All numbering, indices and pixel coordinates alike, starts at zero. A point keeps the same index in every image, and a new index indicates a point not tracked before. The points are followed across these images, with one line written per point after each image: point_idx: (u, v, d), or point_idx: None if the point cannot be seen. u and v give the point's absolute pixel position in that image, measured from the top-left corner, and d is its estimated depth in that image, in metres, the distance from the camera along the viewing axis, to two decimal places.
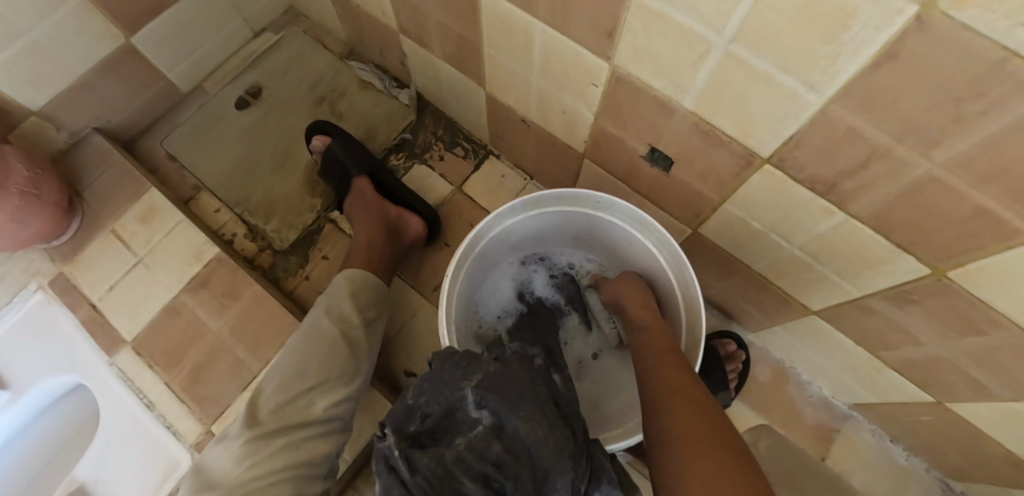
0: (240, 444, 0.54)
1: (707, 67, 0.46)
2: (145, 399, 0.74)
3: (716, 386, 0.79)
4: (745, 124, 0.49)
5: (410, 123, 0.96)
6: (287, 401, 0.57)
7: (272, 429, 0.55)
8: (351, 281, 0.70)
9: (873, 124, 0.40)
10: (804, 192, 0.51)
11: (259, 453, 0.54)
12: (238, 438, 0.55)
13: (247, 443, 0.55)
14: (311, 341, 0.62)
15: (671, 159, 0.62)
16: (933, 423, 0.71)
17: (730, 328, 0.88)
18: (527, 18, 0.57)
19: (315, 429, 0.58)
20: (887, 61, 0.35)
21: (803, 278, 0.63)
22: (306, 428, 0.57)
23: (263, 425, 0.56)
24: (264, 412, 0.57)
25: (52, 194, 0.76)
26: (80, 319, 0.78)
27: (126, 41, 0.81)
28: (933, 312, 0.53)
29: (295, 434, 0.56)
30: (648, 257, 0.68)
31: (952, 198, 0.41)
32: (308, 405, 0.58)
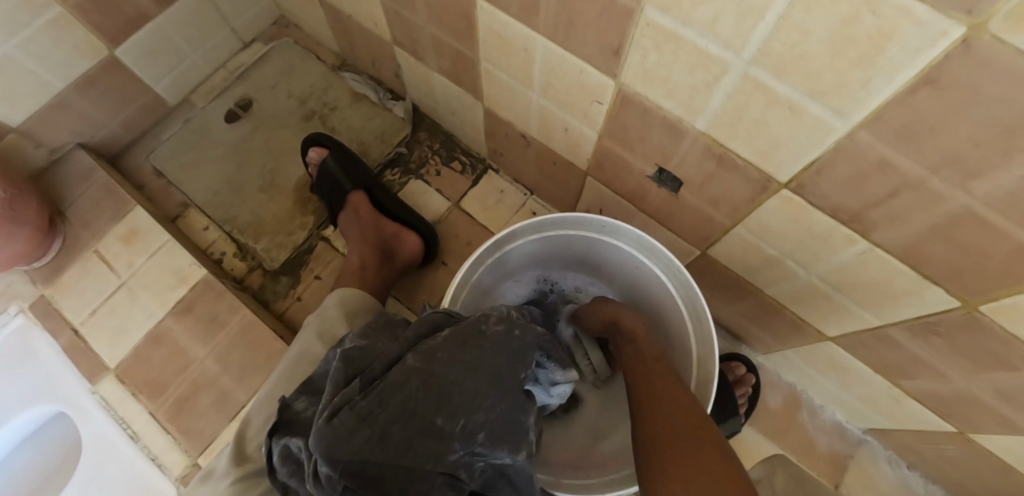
0: (229, 483, 0.47)
1: (722, 88, 0.43)
2: (129, 429, 0.70)
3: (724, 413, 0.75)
4: (762, 148, 0.45)
5: (405, 137, 0.92)
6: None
7: (261, 466, 0.48)
8: (344, 302, 0.65)
9: (905, 153, 0.36)
10: (825, 220, 0.47)
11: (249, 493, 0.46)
12: (225, 478, 0.48)
13: (237, 482, 0.47)
14: (304, 369, 0.56)
15: (680, 180, 0.58)
16: (956, 454, 0.67)
17: (740, 349, 0.84)
18: (527, 32, 0.53)
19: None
20: (925, 86, 0.31)
21: (820, 306, 0.59)
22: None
23: (255, 461, 0.49)
24: (253, 448, 0.50)
25: (31, 214, 0.72)
26: (61, 344, 0.75)
27: (108, 54, 0.79)
28: (962, 346, 0.49)
29: None
30: (655, 284, 0.65)
31: (991, 234, 0.37)
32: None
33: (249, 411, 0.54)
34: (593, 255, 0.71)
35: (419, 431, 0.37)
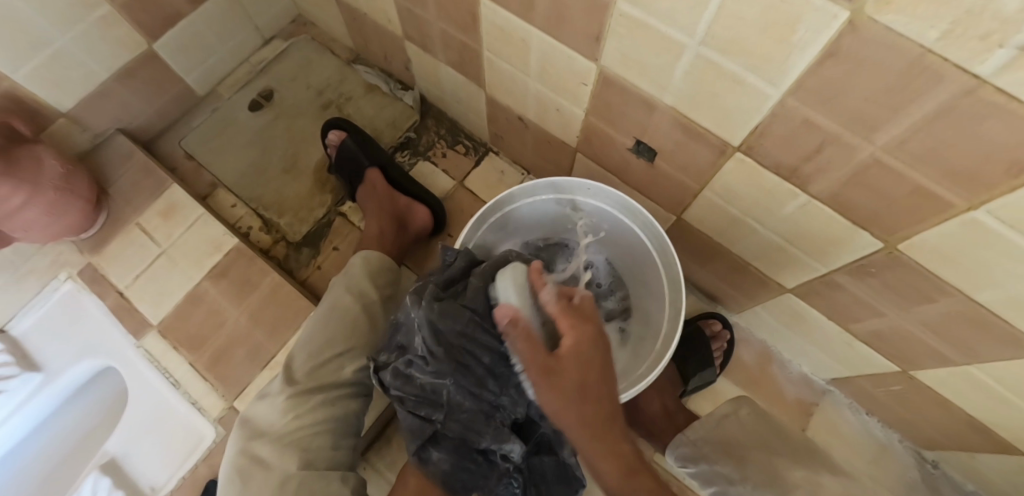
0: (283, 399, 0.59)
1: (683, 67, 0.52)
2: (171, 378, 0.79)
3: (701, 363, 0.86)
4: (718, 118, 0.55)
5: (413, 123, 1.02)
6: (320, 365, 0.62)
7: (308, 388, 0.60)
8: (367, 262, 0.74)
9: (824, 113, 0.46)
10: (771, 177, 0.57)
11: (300, 407, 0.59)
12: (279, 395, 0.60)
13: (289, 398, 0.59)
14: (336, 314, 0.67)
15: (655, 151, 0.68)
16: (901, 393, 0.76)
17: (716, 309, 0.94)
18: (523, 25, 0.63)
19: (345, 390, 0.63)
20: (829, 59, 0.41)
21: (777, 258, 0.69)
22: (338, 389, 0.62)
23: (301, 384, 0.61)
24: (300, 374, 0.61)
25: (82, 189, 0.81)
26: (108, 305, 0.84)
27: (148, 48, 0.87)
28: (890, 284, 0.59)
29: (330, 392, 0.61)
30: (635, 242, 0.74)
31: (894, 178, 0.47)
32: (338, 369, 0.63)
33: (292, 346, 0.65)
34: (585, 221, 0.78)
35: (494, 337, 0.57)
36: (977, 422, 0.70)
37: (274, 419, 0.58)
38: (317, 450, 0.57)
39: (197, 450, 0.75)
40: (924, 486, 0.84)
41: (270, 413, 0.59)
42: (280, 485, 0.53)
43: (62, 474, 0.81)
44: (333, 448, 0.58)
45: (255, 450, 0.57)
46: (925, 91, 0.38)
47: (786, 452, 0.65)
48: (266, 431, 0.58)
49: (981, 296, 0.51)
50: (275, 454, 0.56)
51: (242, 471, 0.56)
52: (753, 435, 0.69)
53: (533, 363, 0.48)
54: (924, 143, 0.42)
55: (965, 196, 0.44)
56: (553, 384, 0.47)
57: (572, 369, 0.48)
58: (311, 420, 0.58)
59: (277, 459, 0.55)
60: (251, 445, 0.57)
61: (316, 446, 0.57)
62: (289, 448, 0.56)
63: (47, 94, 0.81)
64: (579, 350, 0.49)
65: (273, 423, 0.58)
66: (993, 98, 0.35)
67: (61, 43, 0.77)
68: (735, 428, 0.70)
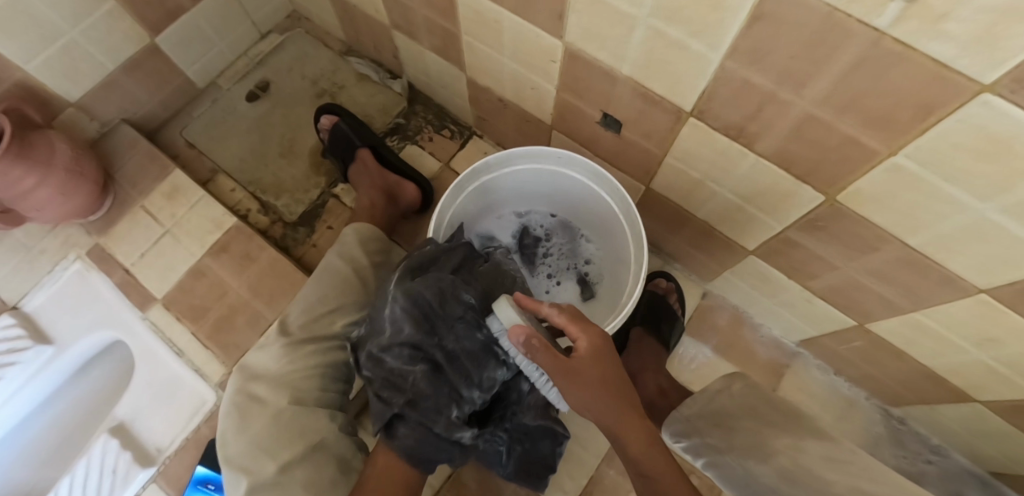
0: (279, 347, 0.65)
1: (635, 38, 0.58)
2: (174, 347, 0.84)
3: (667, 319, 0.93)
4: (671, 85, 0.60)
5: (402, 110, 1.08)
6: (314, 319, 0.68)
7: (301, 338, 0.66)
8: (359, 233, 0.79)
9: (758, 73, 0.51)
10: (723, 138, 0.62)
11: (295, 354, 0.65)
12: (275, 344, 0.65)
13: (285, 347, 0.65)
14: (329, 275, 0.72)
15: (621, 122, 0.73)
16: (862, 348, 0.81)
17: (666, 269, 1.01)
18: (495, 7, 0.68)
19: (336, 342, 0.68)
20: (755, 21, 0.46)
21: (737, 220, 0.74)
22: (330, 341, 0.68)
23: (295, 335, 0.66)
24: (294, 326, 0.67)
25: (91, 173, 0.87)
26: (115, 282, 0.89)
27: (151, 41, 0.93)
28: (837, 236, 0.64)
29: (321, 344, 0.67)
30: (604, 208, 0.79)
31: (826, 131, 0.52)
32: (331, 323, 0.69)
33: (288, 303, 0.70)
34: (561, 191, 0.84)
35: (468, 309, 0.64)
36: (930, 371, 0.74)
37: (270, 365, 0.64)
38: (309, 390, 0.62)
39: (200, 413, 0.81)
40: (889, 439, 0.89)
41: (267, 359, 0.65)
42: (274, 418, 0.59)
43: (76, 439, 0.86)
44: (324, 390, 0.64)
45: (252, 390, 0.62)
46: (837, 44, 0.43)
47: (772, 419, 0.68)
48: (262, 374, 0.64)
49: (913, 239, 0.56)
50: (270, 393, 0.61)
51: (240, 407, 0.61)
52: (742, 403, 0.73)
53: (557, 376, 0.54)
54: (845, 94, 0.47)
55: (887, 142, 0.49)
56: (558, 375, 0.54)
57: (591, 365, 0.54)
58: (303, 365, 0.64)
59: (271, 396, 0.61)
60: (248, 386, 0.63)
61: (307, 387, 0.63)
62: (283, 387, 0.62)
63: (57, 84, 0.86)
64: (595, 349, 0.55)
65: (269, 367, 0.64)
66: (892, 47, 0.40)
67: (70, 37, 0.82)
68: (726, 402, 0.75)
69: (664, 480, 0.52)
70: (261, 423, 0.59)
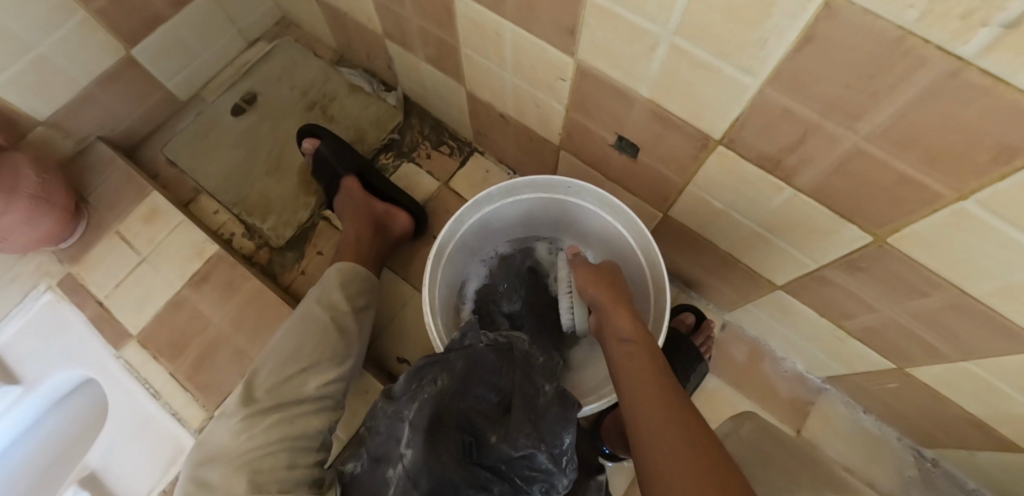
0: (238, 419, 0.59)
1: (658, 59, 0.51)
2: (151, 388, 0.78)
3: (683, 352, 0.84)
4: (697, 110, 0.53)
5: (398, 124, 1.00)
6: (282, 381, 0.62)
7: (264, 406, 0.60)
8: (342, 273, 0.75)
9: (802, 103, 0.44)
10: (754, 170, 0.55)
11: (256, 426, 0.58)
12: (236, 415, 0.59)
13: (245, 418, 0.59)
14: (302, 327, 0.67)
15: (637, 146, 0.66)
16: (897, 389, 0.75)
17: (689, 300, 0.94)
18: (498, 19, 0.61)
19: (306, 406, 0.62)
20: (806, 45, 0.39)
21: (764, 253, 0.67)
22: (298, 406, 0.61)
23: (258, 402, 0.60)
24: (260, 392, 0.61)
25: (60, 198, 0.80)
26: (88, 316, 0.83)
27: (126, 53, 0.86)
28: (881, 278, 0.57)
29: (289, 410, 0.60)
30: (617, 240, 0.72)
31: (879, 169, 0.45)
32: (301, 384, 0.63)
33: (256, 362, 0.65)
34: (568, 219, 0.77)
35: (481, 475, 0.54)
36: (974, 419, 0.67)
37: (229, 441, 0.58)
38: (270, 467, 0.55)
39: (178, 462, 0.74)
40: (922, 483, 0.82)
41: (226, 434, 0.58)
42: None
43: (44, 487, 0.80)
44: (289, 467, 0.56)
45: (206, 475, 0.56)
46: (905, 75, 0.36)
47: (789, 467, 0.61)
48: (218, 454, 0.57)
49: (973, 289, 0.49)
50: (226, 476, 0.55)
51: None
52: (753, 447, 0.66)
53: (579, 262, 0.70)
54: (909, 131, 0.40)
55: (954, 185, 0.42)
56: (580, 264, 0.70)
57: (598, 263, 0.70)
58: (264, 439, 0.57)
59: (225, 480, 0.54)
60: (202, 470, 0.57)
61: (269, 464, 0.56)
62: (239, 469, 0.55)
63: (25, 103, 0.79)
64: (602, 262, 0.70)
65: (228, 444, 0.58)
66: (979, 81, 0.33)
67: (35, 51, 0.75)
68: (735, 445, 0.68)
69: (641, 350, 0.54)
70: None
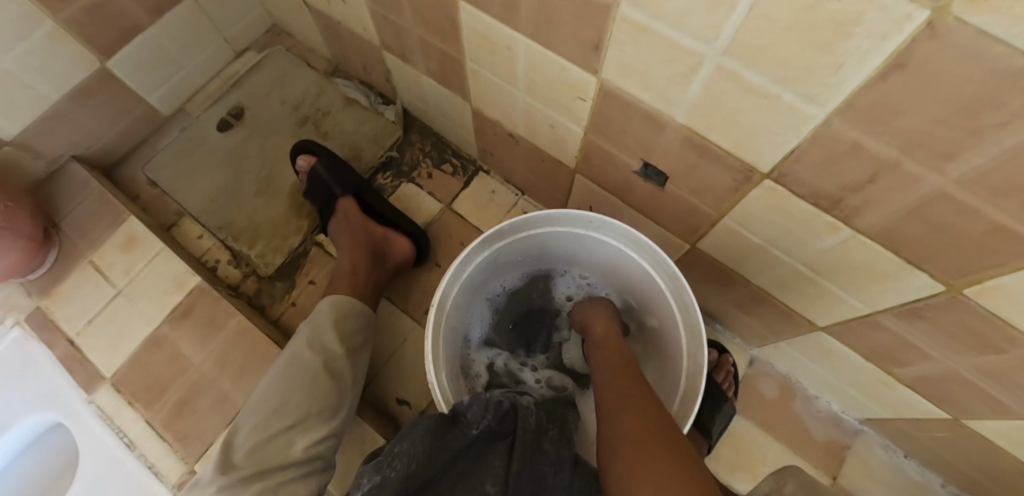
0: (213, 492, 0.51)
1: (699, 81, 0.43)
2: (125, 437, 0.71)
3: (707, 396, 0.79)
4: (741, 139, 0.46)
5: (397, 140, 0.93)
6: (266, 442, 0.54)
7: (245, 475, 0.52)
8: (336, 309, 0.66)
9: (878, 137, 0.37)
10: (807, 207, 0.48)
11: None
12: (210, 485, 0.51)
13: (221, 490, 0.51)
14: (291, 375, 0.59)
15: (665, 174, 0.59)
16: (948, 439, 0.68)
17: (714, 334, 0.88)
18: (510, 33, 0.54)
19: (293, 472, 0.54)
20: (894, 71, 0.32)
21: (807, 293, 0.60)
22: (284, 472, 0.54)
23: (238, 470, 0.52)
24: (240, 456, 0.53)
25: (26, 227, 0.73)
26: (58, 355, 0.76)
27: (101, 66, 0.79)
28: (949, 329, 0.50)
29: (272, 477, 0.53)
30: (643, 278, 0.65)
31: (967, 216, 0.38)
32: (288, 445, 0.55)
33: (237, 418, 0.57)
34: (587, 253, 0.70)
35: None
36: None
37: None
38: None
39: None
40: None
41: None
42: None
43: None
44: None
45: None
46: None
47: None
48: None
49: None
50: None
51: None
52: None
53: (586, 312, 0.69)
54: (1016, 177, 0.33)
55: None
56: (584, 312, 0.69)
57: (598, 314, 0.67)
58: None
59: None
60: None
61: None
62: None
63: None
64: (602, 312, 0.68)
65: None
66: None
67: None
68: None
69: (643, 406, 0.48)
70: None
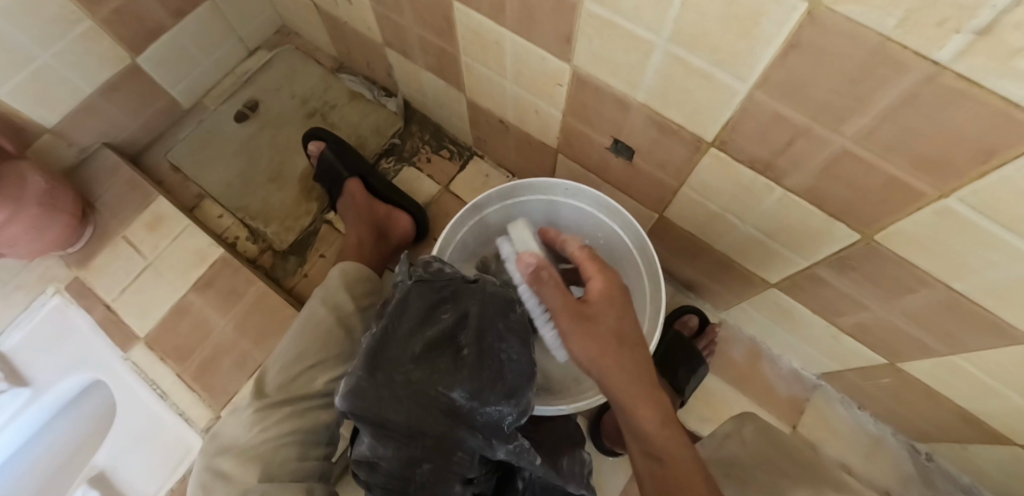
0: (251, 412, 0.60)
1: (652, 65, 0.52)
2: (158, 389, 0.81)
3: (688, 358, 0.87)
4: (690, 114, 0.55)
5: (398, 130, 1.02)
6: (292, 378, 0.63)
7: (275, 401, 0.61)
8: (345, 273, 0.75)
9: (792, 106, 0.46)
10: (747, 171, 0.57)
11: (268, 419, 0.60)
12: (248, 408, 0.61)
13: (257, 411, 0.60)
14: (309, 326, 0.67)
15: (632, 150, 0.68)
16: (891, 386, 0.76)
17: (691, 302, 0.96)
18: (496, 28, 0.63)
19: (316, 402, 0.63)
20: (793, 51, 0.41)
21: (758, 253, 0.69)
22: (308, 401, 0.62)
23: (269, 397, 0.61)
24: (270, 388, 0.62)
25: (67, 204, 0.82)
26: (95, 319, 0.85)
27: (131, 61, 0.87)
28: (872, 277, 0.58)
29: (298, 404, 0.62)
30: (613, 240, 0.76)
31: (866, 171, 0.47)
32: (310, 381, 0.64)
33: (267, 359, 0.66)
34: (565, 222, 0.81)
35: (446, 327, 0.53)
36: (968, 414, 0.68)
37: (241, 434, 0.59)
38: (281, 463, 0.56)
39: (187, 460, 0.77)
40: (919, 479, 0.84)
41: (238, 427, 0.60)
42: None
43: (55, 486, 0.82)
44: (301, 460, 0.58)
45: (219, 466, 0.57)
46: (888, 79, 0.38)
47: (792, 471, 0.58)
48: (230, 446, 0.59)
49: (959, 285, 0.50)
50: (238, 467, 0.56)
51: (204, 487, 0.56)
52: (754, 452, 0.63)
53: (580, 332, 0.53)
54: (893, 132, 0.41)
55: (937, 185, 0.43)
56: (588, 345, 0.52)
57: (612, 308, 0.54)
58: (278, 431, 0.59)
59: (238, 473, 0.55)
60: (214, 461, 0.58)
61: (281, 457, 0.57)
62: (252, 461, 0.56)
63: (30, 111, 0.81)
64: (609, 291, 0.55)
65: (239, 437, 0.59)
66: (955, 84, 0.34)
67: (40, 60, 0.76)
68: (739, 450, 0.64)
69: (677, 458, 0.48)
70: None
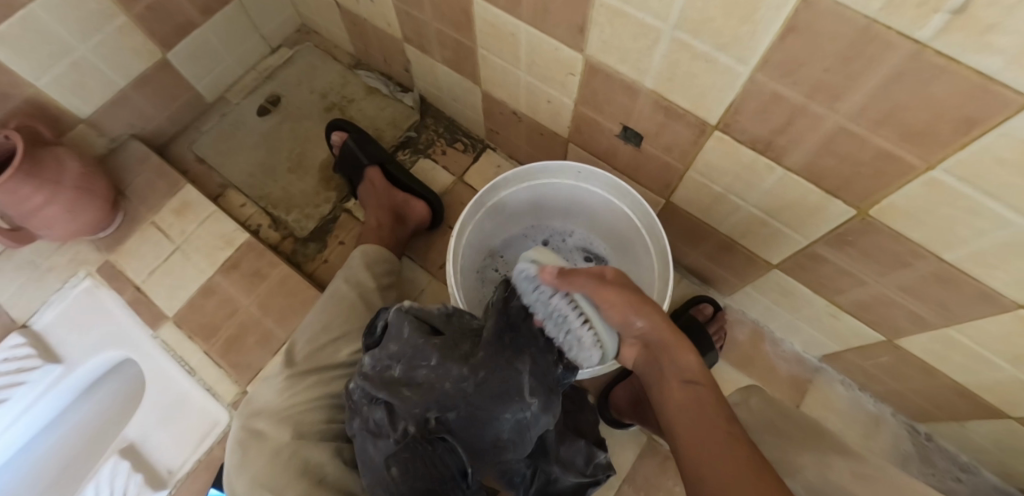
0: (281, 379, 0.66)
1: (660, 51, 0.56)
2: (185, 365, 0.84)
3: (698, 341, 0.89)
4: (696, 97, 0.59)
5: (413, 123, 1.07)
6: (318, 349, 0.70)
7: (303, 369, 0.67)
8: (366, 253, 0.82)
9: (789, 87, 0.50)
10: (748, 152, 0.61)
11: (297, 385, 0.66)
12: (278, 377, 0.67)
13: (287, 379, 0.67)
14: (335, 302, 0.75)
15: (641, 136, 0.72)
16: (889, 364, 0.79)
17: (707, 292, 0.99)
18: (513, 21, 0.67)
19: (340, 371, 0.69)
20: (790, 34, 0.44)
21: (761, 234, 0.73)
22: (334, 370, 0.69)
23: (298, 365, 0.68)
24: (299, 357, 0.69)
25: (101, 189, 0.86)
26: (125, 299, 0.89)
27: (161, 56, 0.92)
28: (869, 252, 0.62)
29: (324, 373, 0.68)
30: (623, 220, 0.80)
31: (860, 145, 0.50)
32: (335, 352, 0.70)
33: (294, 334, 0.72)
34: (577, 206, 0.85)
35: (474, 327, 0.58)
36: (964, 388, 0.71)
37: (272, 398, 0.65)
38: (310, 423, 0.62)
39: (211, 433, 0.80)
40: (917, 457, 0.87)
41: (269, 392, 0.66)
42: (274, 453, 0.58)
43: (82, 461, 0.85)
44: (328, 421, 0.64)
45: (255, 426, 0.63)
46: (876, 57, 0.41)
47: (793, 435, 0.61)
48: (264, 409, 0.64)
49: (949, 255, 0.54)
50: (271, 427, 0.62)
51: (241, 443, 0.61)
52: (760, 419, 0.66)
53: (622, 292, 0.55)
54: (882, 107, 0.45)
55: (924, 156, 0.47)
56: (628, 302, 0.55)
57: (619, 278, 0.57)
58: (305, 397, 0.65)
59: (272, 431, 0.61)
60: (250, 421, 0.63)
61: (310, 419, 0.63)
62: (284, 422, 0.62)
63: (66, 101, 0.85)
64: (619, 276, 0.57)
65: (271, 401, 0.65)
66: (934, 60, 0.38)
67: (77, 53, 0.81)
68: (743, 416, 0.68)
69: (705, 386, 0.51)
70: (259, 459, 0.58)
